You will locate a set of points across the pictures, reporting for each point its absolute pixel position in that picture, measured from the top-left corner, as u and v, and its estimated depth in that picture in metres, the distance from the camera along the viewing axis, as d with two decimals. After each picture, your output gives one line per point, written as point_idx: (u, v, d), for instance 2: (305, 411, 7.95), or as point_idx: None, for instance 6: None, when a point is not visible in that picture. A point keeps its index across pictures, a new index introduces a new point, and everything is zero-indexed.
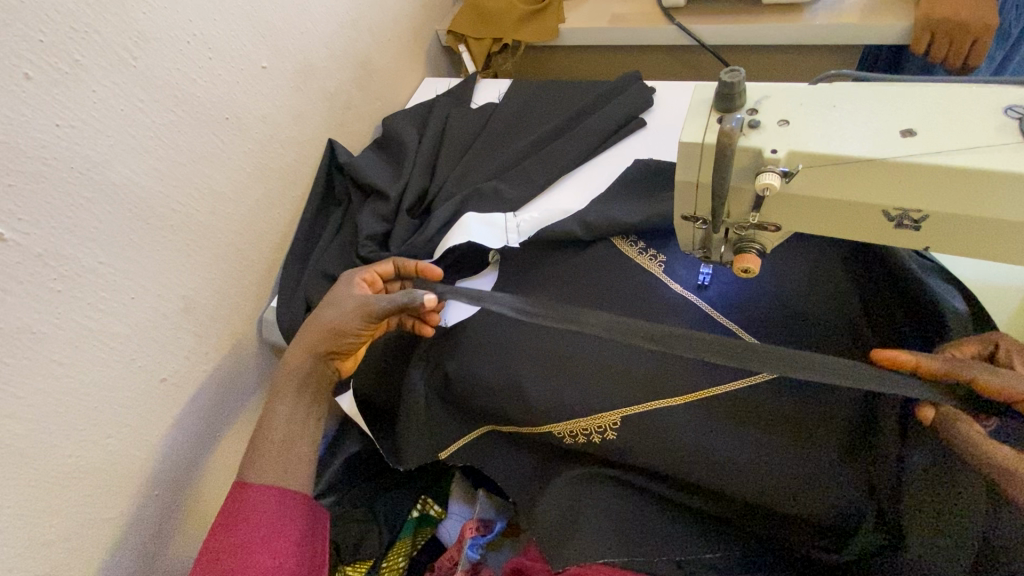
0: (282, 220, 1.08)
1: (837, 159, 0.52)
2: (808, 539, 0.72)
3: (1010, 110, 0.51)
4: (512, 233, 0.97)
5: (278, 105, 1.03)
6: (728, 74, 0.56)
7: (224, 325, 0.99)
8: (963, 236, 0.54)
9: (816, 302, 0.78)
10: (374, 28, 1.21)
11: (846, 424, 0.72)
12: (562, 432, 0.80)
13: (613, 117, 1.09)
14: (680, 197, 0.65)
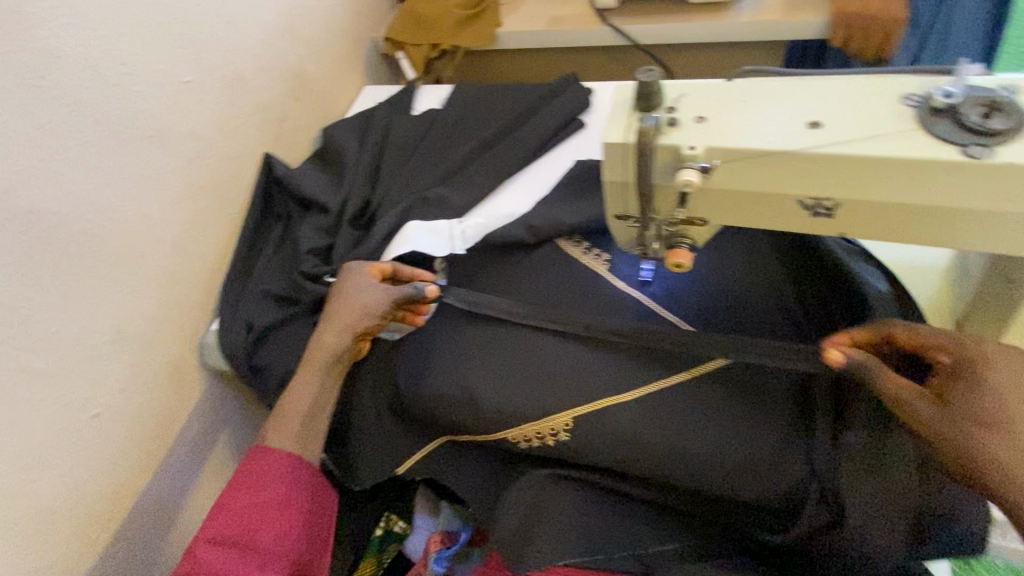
0: (220, 240, 1.04)
1: (750, 152, 0.54)
2: (753, 519, 0.74)
3: (907, 98, 0.53)
4: (457, 241, 0.96)
5: (207, 121, 0.98)
6: (645, 74, 0.57)
7: (162, 353, 0.94)
8: (874, 222, 0.56)
9: (754, 290, 0.80)
10: (307, 38, 1.18)
11: (788, 405, 0.73)
12: (516, 437, 0.79)
13: (554, 119, 1.09)
14: (610, 198, 0.66)
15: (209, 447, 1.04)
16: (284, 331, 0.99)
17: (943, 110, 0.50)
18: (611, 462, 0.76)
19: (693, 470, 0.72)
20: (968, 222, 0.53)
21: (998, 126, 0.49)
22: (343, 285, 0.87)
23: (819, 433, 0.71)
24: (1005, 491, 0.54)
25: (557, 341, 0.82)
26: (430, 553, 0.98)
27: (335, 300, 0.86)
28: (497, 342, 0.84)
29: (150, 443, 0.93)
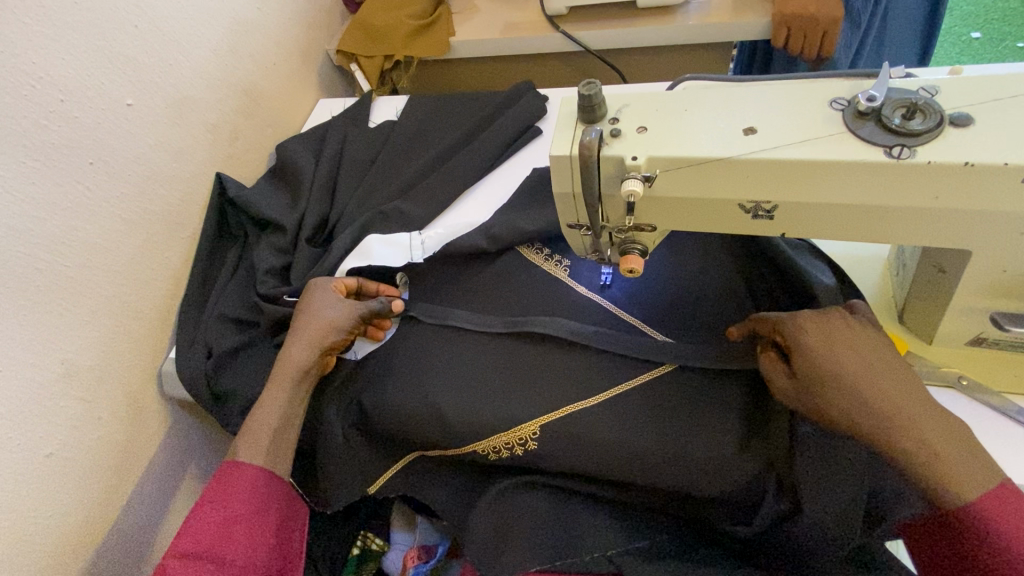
0: (173, 265, 1.01)
1: (688, 161, 0.55)
2: (718, 512, 0.76)
3: (834, 102, 0.55)
4: (417, 250, 0.95)
5: (152, 143, 0.95)
6: (586, 87, 0.57)
7: (118, 385, 0.91)
8: (810, 222, 0.58)
9: (708, 290, 0.83)
10: (256, 54, 1.16)
11: (743, 399, 0.75)
12: (486, 449, 0.79)
13: (510, 127, 1.09)
14: (561, 208, 0.66)
15: (173, 480, 1.00)
16: (245, 355, 0.96)
17: (868, 113, 0.52)
18: (580, 468, 0.76)
19: (657, 469, 0.73)
20: (899, 219, 0.55)
21: (918, 127, 0.51)
22: (309, 299, 0.86)
23: (777, 425, 0.73)
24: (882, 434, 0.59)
25: (521, 350, 0.83)
26: (408, 568, 0.98)
27: (301, 314, 0.85)
28: (463, 354, 0.84)
29: (110, 481, 0.89)
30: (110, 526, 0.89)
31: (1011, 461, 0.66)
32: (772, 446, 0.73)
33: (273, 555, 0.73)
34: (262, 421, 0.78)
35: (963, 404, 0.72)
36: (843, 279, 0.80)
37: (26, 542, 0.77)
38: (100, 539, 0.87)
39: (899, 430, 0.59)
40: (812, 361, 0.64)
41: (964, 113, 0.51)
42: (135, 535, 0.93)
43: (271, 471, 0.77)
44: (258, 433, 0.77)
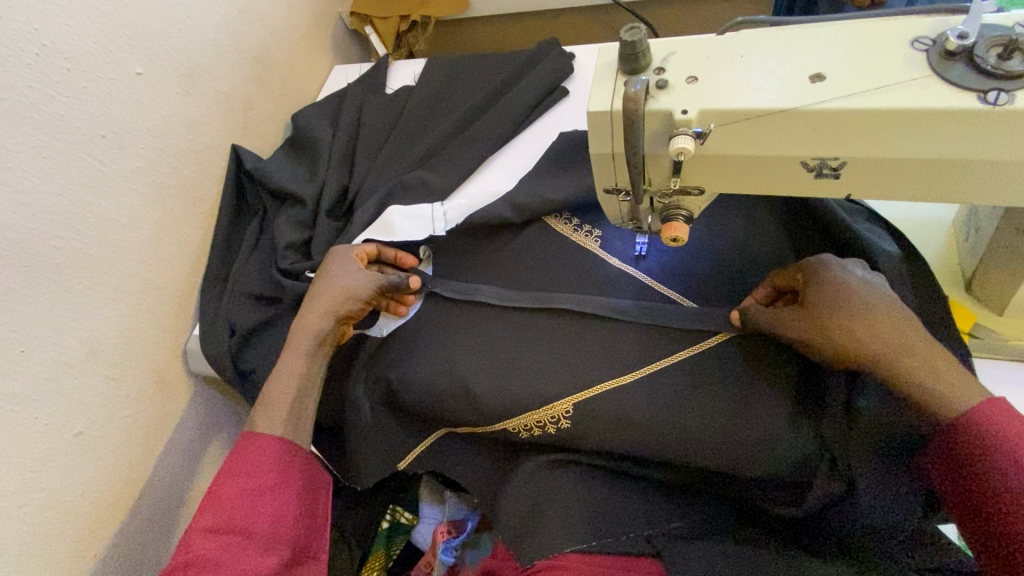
0: (193, 240, 0.99)
1: (745, 113, 0.50)
2: (761, 494, 0.72)
3: (916, 41, 0.48)
4: (438, 223, 0.91)
5: (165, 114, 0.92)
6: (629, 32, 0.51)
7: (144, 364, 0.90)
8: (882, 181, 0.52)
9: (751, 260, 0.78)
10: (267, 18, 1.11)
11: (794, 378, 0.71)
12: (517, 427, 0.77)
13: (534, 89, 1.03)
14: (599, 171, 0.61)
15: (201, 456, 1.01)
16: (268, 331, 0.95)
17: (958, 54, 0.46)
18: (614, 446, 0.74)
19: (703, 451, 0.70)
20: (987, 176, 0.49)
21: (1018, 68, 0.44)
22: (330, 263, 0.85)
23: (830, 403, 0.69)
24: (885, 361, 0.59)
25: (551, 324, 0.79)
26: (437, 543, 0.96)
27: (320, 276, 0.84)
28: (490, 331, 0.81)
29: (140, 457, 0.90)
30: (143, 500, 0.90)
31: None
32: (824, 424, 0.68)
33: (295, 527, 0.72)
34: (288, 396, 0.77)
35: None
36: (902, 246, 0.73)
37: (62, 516, 0.79)
38: (134, 513, 0.89)
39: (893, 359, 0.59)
40: (819, 293, 0.63)
41: None
42: (167, 510, 0.94)
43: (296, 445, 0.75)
44: (284, 409, 0.76)
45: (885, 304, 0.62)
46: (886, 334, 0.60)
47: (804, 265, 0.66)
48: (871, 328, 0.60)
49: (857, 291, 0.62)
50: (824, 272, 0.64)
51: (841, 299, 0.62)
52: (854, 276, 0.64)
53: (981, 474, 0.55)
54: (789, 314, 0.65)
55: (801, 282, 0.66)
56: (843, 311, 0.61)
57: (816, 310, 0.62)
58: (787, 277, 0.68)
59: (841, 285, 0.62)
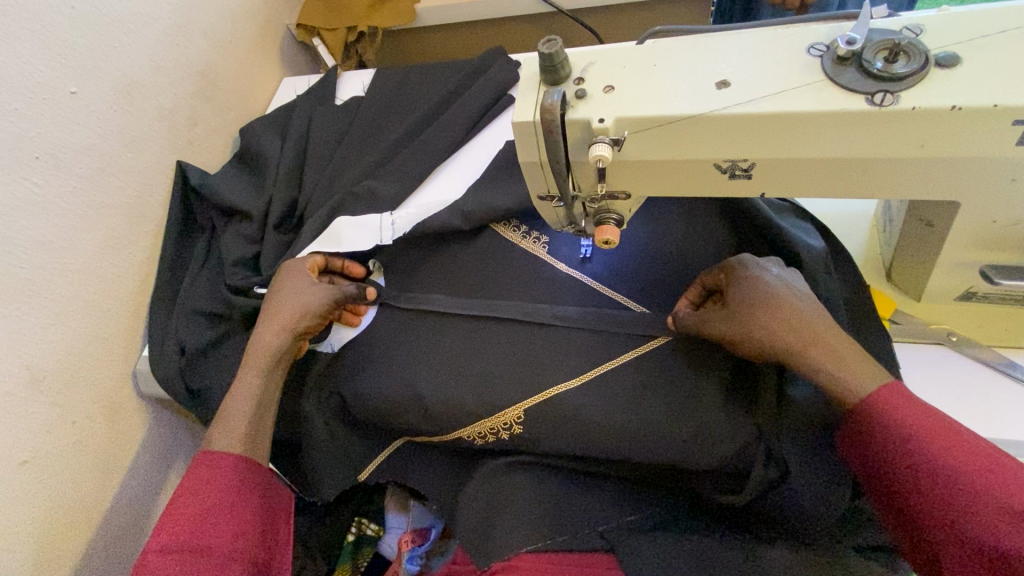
0: (139, 261, 0.97)
1: (658, 120, 0.52)
2: (708, 485, 0.74)
3: (812, 48, 0.50)
4: (386, 232, 0.90)
5: (103, 133, 0.90)
6: (547, 45, 0.53)
7: (91, 388, 0.88)
8: (792, 179, 0.54)
9: (690, 260, 0.80)
10: (209, 33, 1.09)
11: (729, 372, 0.74)
12: (472, 434, 0.78)
13: (481, 97, 1.04)
14: (530, 179, 0.63)
15: (158, 480, 0.99)
16: (219, 350, 0.93)
17: (848, 58, 0.48)
18: (567, 448, 0.75)
19: (649, 449, 0.72)
20: (884, 171, 0.51)
21: (903, 71, 0.47)
22: (280, 278, 0.84)
23: (764, 393, 0.72)
24: (803, 353, 0.63)
25: (500, 330, 0.80)
26: (402, 552, 0.96)
27: (270, 294, 0.83)
28: (442, 340, 0.81)
29: (91, 484, 0.87)
30: (98, 528, 0.88)
31: (998, 416, 0.66)
32: (759, 413, 0.71)
33: (256, 544, 0.71)
34: (237, 414, 0.76)
35: (953, 360, 0.71)
36: (829, 241, 0.77)
37: (10, 550, 0.76)
38: (89, 541, 0.87)
39: (809, 353, 0.63)
40: (738, 293, 0.67)
41: (951, 53, 0.47)
42: (125, 536, 0.92)
43: (244, 462, 0.74)
44: (233, 427, 0.75)
45: (801, 301, 0.66)
46: (800, 329, 0.64)
47: (726, 266, 0.71)
48: (787, 324, 0.64)
49: (772, 287, 0.66)
50: (742, 271, 0.69)
51: (757, 295, 0.66)
52: (770, 273, 0.68)
53: (896, 462, 0.57)
54: (713, 312, 0.69)
55: (724, 282, 0.70)
56: (760, 308, 0.65)
57: (735, 307, 0.67)
58: (713, 277, 0.72)
59: (757, 283, 0.67)
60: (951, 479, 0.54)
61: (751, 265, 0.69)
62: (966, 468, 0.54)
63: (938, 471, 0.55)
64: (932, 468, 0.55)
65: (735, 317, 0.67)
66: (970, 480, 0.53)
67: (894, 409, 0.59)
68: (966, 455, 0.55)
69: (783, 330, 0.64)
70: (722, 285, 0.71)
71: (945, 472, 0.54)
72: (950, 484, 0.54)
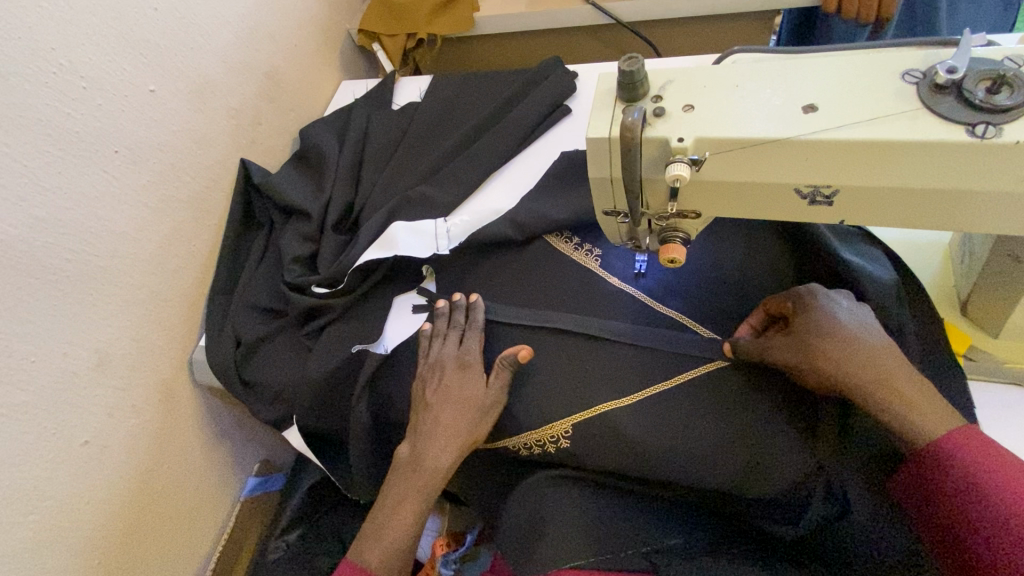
0: (200, 253, 1.00)
1: (739, 143, 0.51)
2: (763, 515, 0.73)
3: (907, 74, 0.49)
4: (442, 240, 0.92)
5: (176, 130, 0.94)
6: (628, 62, 0.53)
7: (150, 373, 0.91)
8: (872, 208, 0.53)
9: (748, 282, 0.79)
10: (277, 36, 1.13)
11: (788, 404, 0.72)
12: (519, 444, 0.80)
13: (537, 108, 1.05)
14: (596, 195, 0.63)
15: (205, 466, 1.03)
16: (273, 344, 0.96)
17: (947, 87, 0.46)
18: (613, 467, 0.75)
19: (701, 473, 0.71)
20: (980, 205, 0.49)
21: (1006, 102, 0.44)
22: (445, 382, 0.80)
23: (823, 422, 0.71)
24: (872, 396, 0.62)
25: (552, 343, 0.80)
26: (436, 556, 0.94)
27: (435, 401, 0.79)
28: (493, 349, 0.83)
29: (144, 467, 0.90)
30: (150, 508, 0.92)
31: None
32: (819, 447, 0.70)
33: None
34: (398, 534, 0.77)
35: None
36: (898, 273, 0.75)
37: (70, 524, 0.80)
38: (139, 521, 0.90)
39: (879, 393, 0.62)
40: (806, 323, 0.66)
41: None
42: (168, 519, 0.95)
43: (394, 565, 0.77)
44: (391, 546, 0.77)
45: (873, 341, 0.64)
46: (872, 369, 0.62)
47: (795, 294, 0.70)
48: (860, 363, 0.63)
49: (841, 320, 0.65)
50: (809, 299, 0.68)
51: (824, 323, 0.65)
52: (841, 306, 0.67)
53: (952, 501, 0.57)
54: (778, 339, 0.68)
55: (790, 309, 0.70)
56: (829, 341, 0.64)
57: (801, 335, 0.66)
58: (779, 303, 0.71)
59: (824, 312, 0.66)
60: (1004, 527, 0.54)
61: (821, 297, 0.68)
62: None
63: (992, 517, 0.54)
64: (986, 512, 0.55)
65: (802, 347, 0.66)
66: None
67: (960, 450, 0.58)
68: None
69: (853, 366, 0.63)
70: (789, 311, 0.70)
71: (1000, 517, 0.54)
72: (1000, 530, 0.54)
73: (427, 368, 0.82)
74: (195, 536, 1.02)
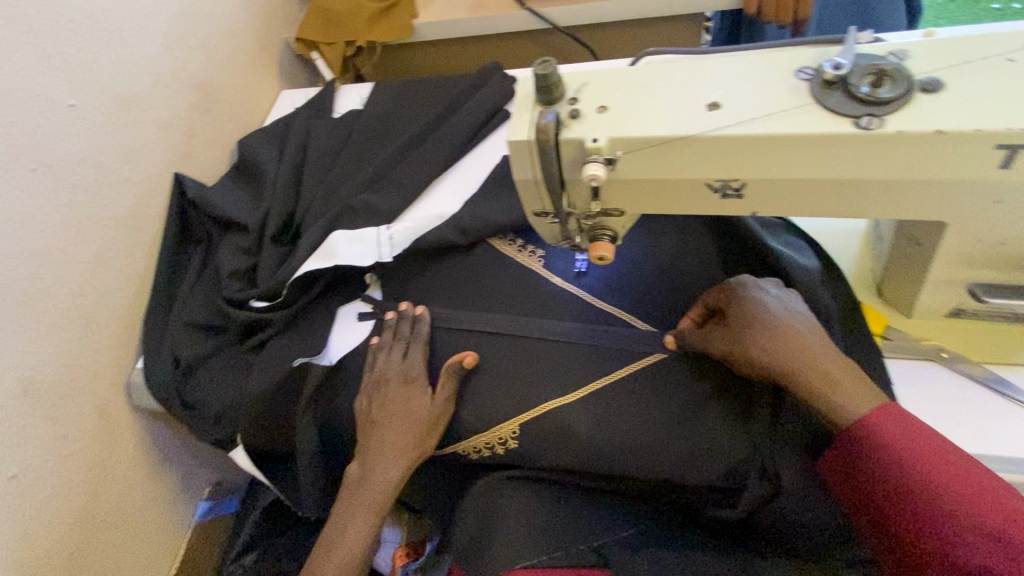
0: (134, 272, 0.96)
1: (649, 141, 0.53)
2: (706, 499, 0.75)
3: (800, 71, 0.51)
4: (385, 248, 0.90)
5: (100, 145, 0.91)
6: (541, 66, 0.54)
7: (83, 400, 0.87)
8: (778, 200, 0.55)
9: (683, 275, 0.81)
10: (208, 46, 1.10)
11: (724, 392, 0.74)
12: (468, 449, 0.80)
13: (478, 112, 1.05)
14: (524, 196, 0.63)
15: (149, 493, 0.99)
16: (214, 362, 0.93)
17: (835, 82, 0.49)
18: (561, 464, 0.76)
19: (644, 463, 0.73)
20: (876, 192, 0.52)
21: (887, 95, 0.47)
22: (390, 397, 0.79)
23: (757, 407, 0.73)
24: (798, 383, 0.64)
25: (496, 345, 0.81)
26: (397, 568, 0.93)
27: (380, 416, 0.79)
28: (438, 355, 0.83)
29: (80, 498, 0.86)
30: (89, 542, 0.88)
31: (988, 432, 0.67)
32: (754, 430, 0.72)
33: None
34: (349, 550, 0.76)
35: (940, 376, 0.71)
36: (820, 261, 0.78)
37: None
38: (78, 555, 0.86)
39: (805, 378, 0.64)
40: (738, 315, 0.69)
41: (934, 79, 0.48)
42: (111, 551, 0.91)
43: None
44: (344, 561, 0.76)
45: (800, 327, 0.67)
46: (801, 355, 0.65)
47: (727, 286, 0.72)
48: (790, 350, 0.66)
49: (769, 310, 0.68)
50: (740, 291, 0.71)
51: (754, 314, 0.68)
52: (768, 295, 0.70)
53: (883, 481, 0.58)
54: (714, 333, 0.71)
55: (724, 301, 0.72)
56: (760, 331, 0.67)
57: (735, 327, 0.69)
58: (713, 297, 0.74)
59: (754, 303, 0.69)
60: (932, 503, 0.55)
61: (750, 288, 0.71)
62: (952, 494, 0.55)
63: (922, 494, 0.56)
64: (917, 489, 0.56)
65: (737, 339, 0.69)
66: (957, 505, 0.54)
67: (890, 431, 0.59)
68: (952, 481, 0.55)
69: (784, 354, 0.65)
70: (723, 304, 0.72)
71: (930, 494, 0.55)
72: (929, 506, 0.55)
73: (370, 383, 0.82)
74: (142, 566, 0.97)
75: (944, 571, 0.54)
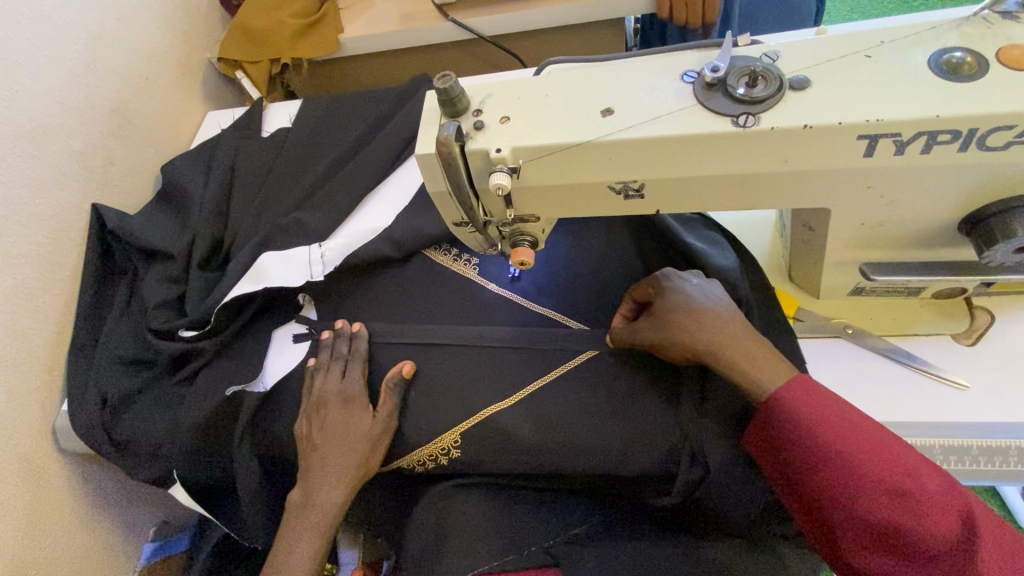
0: (54, 310, 0.92)
1: (550, 149, 0.54)
2: (646, 488, 0.77)
3: (685, 75, 0.54)
4: (316, 266, 0.89)
5: (4, 180, 0.86)
6: (442, 79, 0.55)
7: (3, 450, 0.83)
8: (677, 198, 0.58)
9: (613, 274, 0.84)
10: (122, 71, 1.07)
11: (655, 383, 0.77)
12: (412, 462, 0.80)
13: (407, 124, 1.05)
14: (442, 209, 0.64)
15: (87, 540, 0.94)
16: (145, 397, 0.90)
17: (715, 85, 0.52)
18: (505, 468, 0.77)
19: (582, 458, 0.75)
20: (765, 184, 0.56)
21: (761, 95, 0.51)
22: (330, 418, 0.78)
23: (687, 396, 0.75)
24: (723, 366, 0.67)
25: (433, 356, 0.81)
26: None
27: (318, 438, 0.78)
28: (377, 371, 0.83)
29: (8, 553, 0.82)
30: None
31: (895, 400, 0.72)
32: (684, 419, 0.74)
33: None
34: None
35: (850, 351, 0.76)
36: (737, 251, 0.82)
37: None
38: None
39: (728, 361, 0.66)
40: (664, 305, 0.71)
41: (801, 78, 0.52)
42: None
43: None
44: None
45: (722, 312, 0.69)
46: (723, 338, 0.67)
47: (653, 279, 0.74)
48: (713, 333, 0.67)
49: (693, 298, 0.70)
50: (666, 282, 0.73)
51: (678, 302, 0.70)
52: (691, 284, 0.72)
53: (796, 448, 0.61)
54: (643, 323, 0.72)
55: (651, 294, 0.74)
56: (684, 318, 0.69)
57: (661, 316, 0.70)
58: (641, 290, 0.75)
59: (678, 292, 0.71)
60: (839, 464, 0.58)
61: (675, 279, 0.73)
62: (856, 455, 0.57)
63: (830, 457, 0.58)
64: (825, 452, 0.59)
65: (664, 327, 0.70)
66: (860, 464, 0.57)
67: (799, 400, 0.62)
68: (855, 442, 0.58)
69: (707, 337, 0.67)
70: (650, 297, 0.74)
71: (837, 456, 0.58)
72: (836, 467, 0.58)
73: (310, 405, 0.81)
74: None
75: (853, 527, 0.57)
